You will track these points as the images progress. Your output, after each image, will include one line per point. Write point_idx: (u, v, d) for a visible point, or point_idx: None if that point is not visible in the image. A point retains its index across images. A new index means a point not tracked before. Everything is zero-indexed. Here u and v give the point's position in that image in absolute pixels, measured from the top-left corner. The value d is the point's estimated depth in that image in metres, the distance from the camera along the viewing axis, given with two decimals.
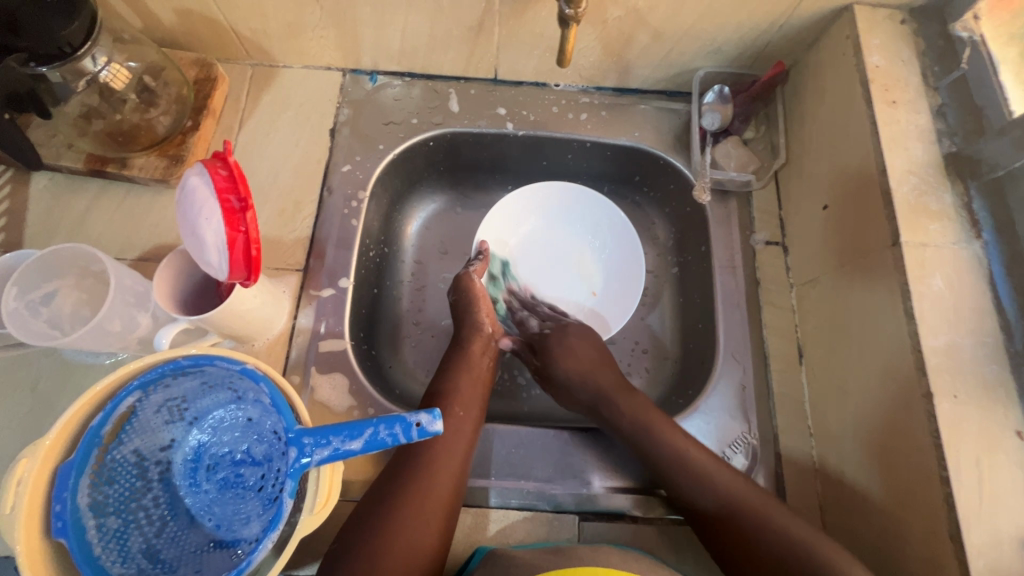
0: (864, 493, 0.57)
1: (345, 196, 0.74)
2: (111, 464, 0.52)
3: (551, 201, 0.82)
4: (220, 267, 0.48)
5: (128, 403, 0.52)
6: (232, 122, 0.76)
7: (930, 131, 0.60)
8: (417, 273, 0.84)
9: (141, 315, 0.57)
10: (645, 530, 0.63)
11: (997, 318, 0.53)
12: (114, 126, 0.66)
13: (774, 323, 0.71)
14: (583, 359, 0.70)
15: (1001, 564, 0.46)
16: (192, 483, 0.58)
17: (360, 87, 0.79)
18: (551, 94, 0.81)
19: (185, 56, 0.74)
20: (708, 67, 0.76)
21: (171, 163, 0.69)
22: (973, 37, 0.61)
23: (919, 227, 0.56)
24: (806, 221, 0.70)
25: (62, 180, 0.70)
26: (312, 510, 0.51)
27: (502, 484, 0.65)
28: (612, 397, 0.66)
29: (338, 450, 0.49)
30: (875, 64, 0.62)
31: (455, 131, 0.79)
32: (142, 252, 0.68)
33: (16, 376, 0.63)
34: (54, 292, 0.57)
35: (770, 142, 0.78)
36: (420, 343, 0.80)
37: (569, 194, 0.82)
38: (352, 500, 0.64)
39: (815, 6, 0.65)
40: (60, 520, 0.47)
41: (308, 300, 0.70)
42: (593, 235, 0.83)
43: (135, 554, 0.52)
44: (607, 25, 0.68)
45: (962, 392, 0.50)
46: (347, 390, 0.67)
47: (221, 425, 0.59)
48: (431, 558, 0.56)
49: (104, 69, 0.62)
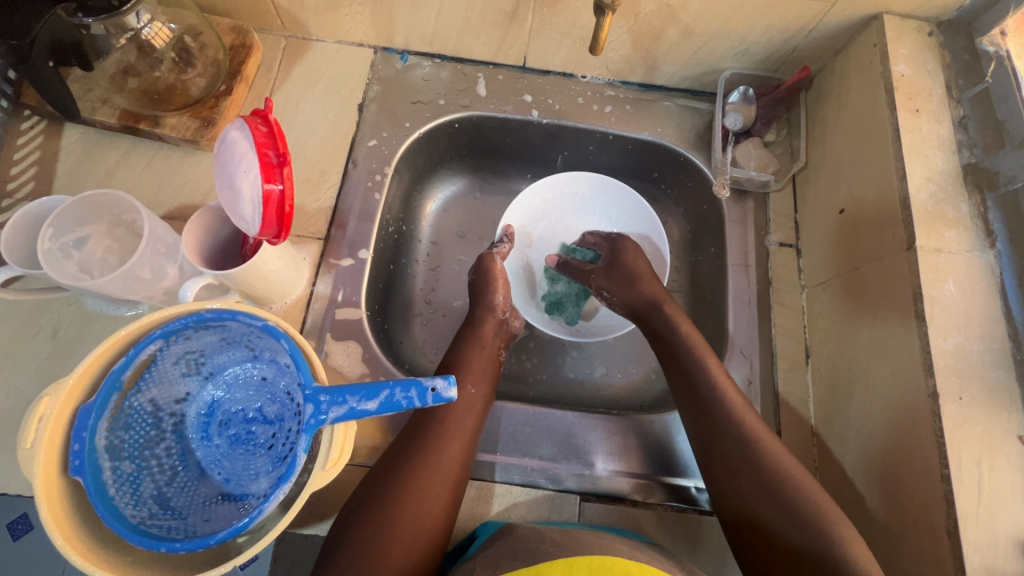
0: (864, 493, 0.59)
1: (370, 170, 0.76)
2: (128, 410, 0.53)
3: (567, 193, 0.84)
4: (253, 221, 0.49)
5: (150, 351, 0.53)
6: (263, 89, 0.77)
7: (951, 141, 0.61)
8: (433, 253, 0.85)
9: (169, 266, 0.59)
10: (645, 514, 0.64)
11: (1006, 326, 0.54)
12: (149, 84, 0.67)
13: (783, 323, 0.72)
14: (643, 265, 0.74)
15: (994, 562, 0.47)
16: (203, 437, 0.59)
17: (390, 65, 0.81)
18: (578, 85, 0.82)
19: (223, 22, 0.75)
20: (734, 68, 0.77)
21: (203, 125, 0.70)
22: (999, 52, 0.62)
23: (935, 234, 0.57)
24: (821, 224, 0.71)
25: (94, 134, 0.71)
26: (324, 466, 0.51)
27: (506, 459, 0.66)
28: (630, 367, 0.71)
29: (353, 409, 0.50)
30: (900, 73, 0.63)
31: (481, 114, 0.80)
32: (168, 210, 0.69)
33: (38, 321, 0.65)
34: (87, 238, 0.59)
35: (789, 147, 0.79)
36: (432, 321, 0.82)
37: (583, 182, 0.83)
38: (359, 465, 0.66)
39: (845, 13, 0.66)
40: (77, 459, 0.48)
41: (327, 268, 0.71)
42: (603, 216, 0.85)
43: (146, 499, 0.53)
44: (639, 19, 0.69)
45: (967, 394, 0.51)
46: (361, 358, 0.68)
47: (236, 381, 0.61)
48: (436, 527, 0.57)
49: (146, 26, 0.63)
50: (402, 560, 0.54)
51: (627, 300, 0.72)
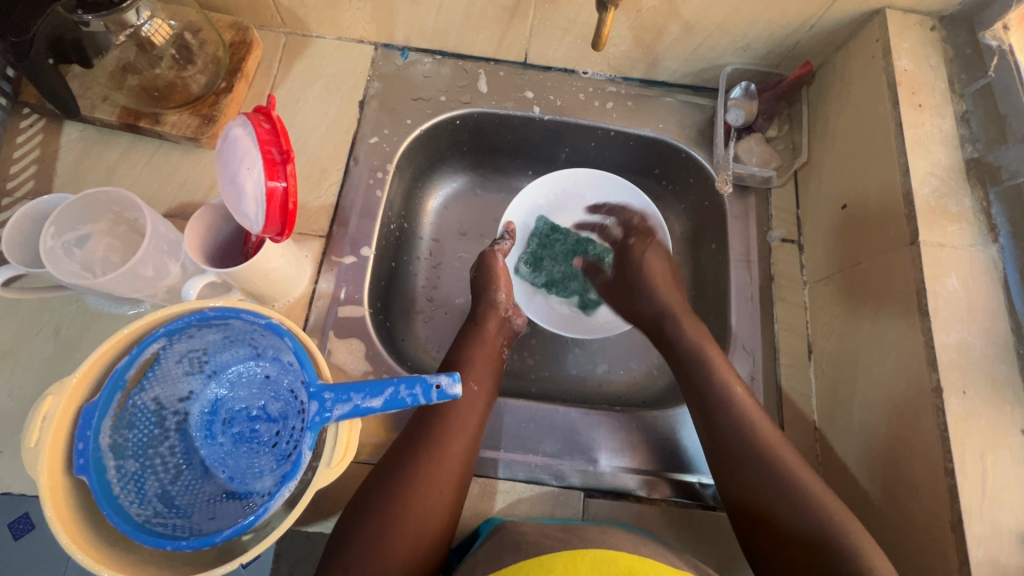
0: (867, 487, 0.59)
1: (371, 167, 0.75)
2: (132, 409, 0.53)
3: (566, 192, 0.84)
4: (256, 219, 0.49)
5: (153, 350, 0.53)
6: (263, 86, 0.77)
7: (954, 136, 0.61)
8: (434, 250, 0.85)
9: (171, 264, 0.58)
10: (648, 510, 0.64)
11: (1009, 320, 0.54)
12: (149, 81, 0.67)
13: (786, 319, 0.72)
14: (656, 267, 0.77)
15: (998, 555, 0.47)
16: (207, 435, 0.59)
17: (390, 62, 0.80)
18: (579, 82, 0.82)
19: (222, 19, 0.75)
20: (735, 64, 0.77)
21: (203, 122, 0.69)
22: (1002, 47, 0.62)
23: (938, 228, 0.57)
24: (823, 220, 0.71)
25: (94, 132, 0.71)
26: (328, 464, 0.51)
27: (510, 456, 0.66)
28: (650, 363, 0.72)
29: (358, 407, 0.50)
30: (903, 67, 0.63)
31: (482, 111, 0.80)
32: (170, 208, 0.69)
33: (40, 320, 0.64)
34: (88, 236, 0.59)
35: (790, 142, 0.79)
36: (433, 319, 0.82)
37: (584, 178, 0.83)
38: (362, 463, 0.66)
39: (847, 8, 0.66)
40: (81, 458, 0.48)
41: (329, 265, 0.71)
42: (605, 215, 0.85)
43: (151, 497, 0.53)
44: (641, 15, 0.69)
45: (970, 388, 0.52)
46: (363, 355, 0.68)
47: (239, 380, 0.60)
48: (440, 524, 0.57)
49: (146, 23, 0.62)
50: (407, 557, 0.54)
51: (638, 310, 0.76)
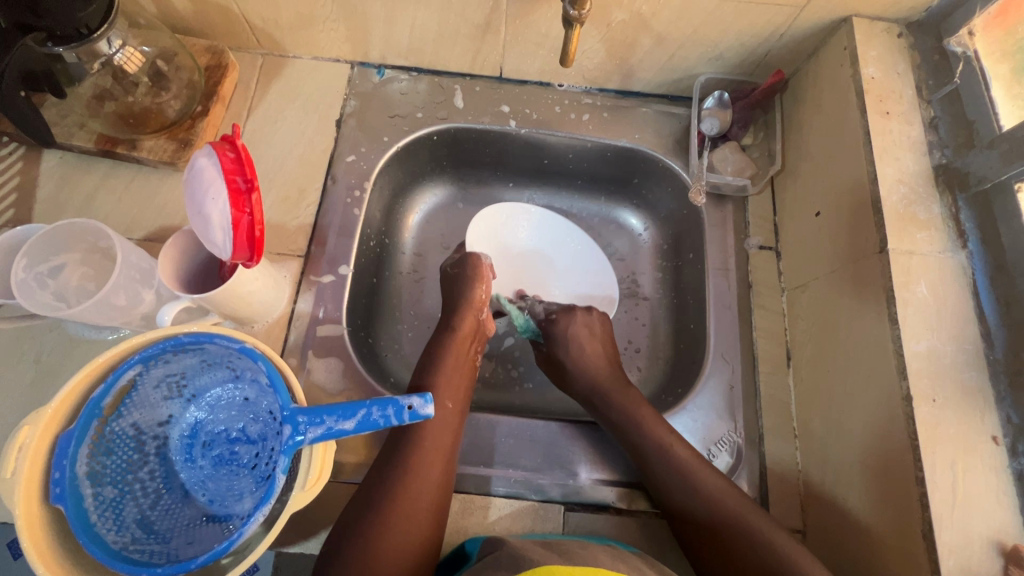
0: (843, 495, 0.59)
1: (349, 186, 0.76)
2: (110, 435, 0.53)
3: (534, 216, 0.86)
4: (224, 246, 0.49)
5: (130, 376, 0.53)
6: (241, 108, 0.77)
7: (922, 142, 0.61)
8: (416, 264, 0.85)
9: (145, 291, 0.59)
10: (629, 522, 0.65)
11: (979, 325, 0.54)
12: (125, 108, 0.68)
13: (764, 326, 0.72)
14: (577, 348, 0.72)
15: (970, 564, 0.47)
16: (187, 459, 0.59)
17: (367, 80, 0.81)
18: (555, 94, 0.82)
19: (198, 43, 0.76)
20: (709, 73, 0.78)
21: (180, 147, 0.70)
22: (967, 53, 0.62)
23: (906, 236, 0.57)
24: (800, 226, 0.71)
25: (73, 158, 0.71)
26: (303, 487, 0.52)
27: (492, 472, 0.66)
28: (608, 389, 0.69)
29: (331, 428, 0.50)
30: (870, 75, 0.64)
31: (458, 126, 0.80)
32: (149, 233, 0.70)
33: (21, 347, 0.65)
34: (62, 266, 0.60)
35: (767, 149, 0.79)
36: (416, 334, 0.82)
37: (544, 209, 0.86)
38: (345, 482, 0.66)
39: (815, 17, 0.67)
40: (58, 487, 0.48)
41: (308, 285, 0.71)
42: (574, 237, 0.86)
43: (129, 523, 0.53)
44: (611, 28, 0.70)
45: (940, 396, 0.52)
46: (343, 374, 0.68)
47: (217, 403, 0.61)
48: (423, 542, 0.57)
49: (118, 51, 0.63)
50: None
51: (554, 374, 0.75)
